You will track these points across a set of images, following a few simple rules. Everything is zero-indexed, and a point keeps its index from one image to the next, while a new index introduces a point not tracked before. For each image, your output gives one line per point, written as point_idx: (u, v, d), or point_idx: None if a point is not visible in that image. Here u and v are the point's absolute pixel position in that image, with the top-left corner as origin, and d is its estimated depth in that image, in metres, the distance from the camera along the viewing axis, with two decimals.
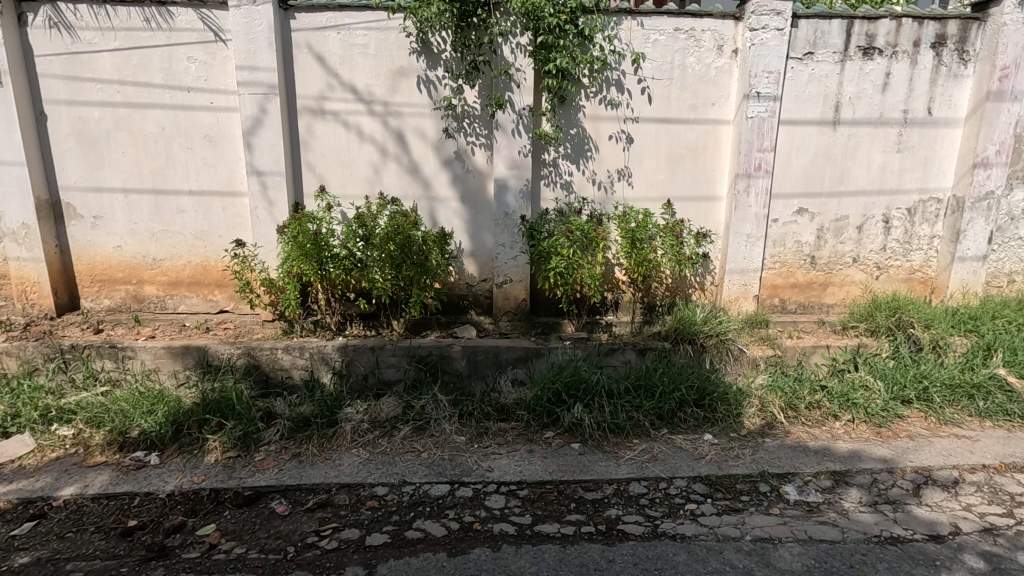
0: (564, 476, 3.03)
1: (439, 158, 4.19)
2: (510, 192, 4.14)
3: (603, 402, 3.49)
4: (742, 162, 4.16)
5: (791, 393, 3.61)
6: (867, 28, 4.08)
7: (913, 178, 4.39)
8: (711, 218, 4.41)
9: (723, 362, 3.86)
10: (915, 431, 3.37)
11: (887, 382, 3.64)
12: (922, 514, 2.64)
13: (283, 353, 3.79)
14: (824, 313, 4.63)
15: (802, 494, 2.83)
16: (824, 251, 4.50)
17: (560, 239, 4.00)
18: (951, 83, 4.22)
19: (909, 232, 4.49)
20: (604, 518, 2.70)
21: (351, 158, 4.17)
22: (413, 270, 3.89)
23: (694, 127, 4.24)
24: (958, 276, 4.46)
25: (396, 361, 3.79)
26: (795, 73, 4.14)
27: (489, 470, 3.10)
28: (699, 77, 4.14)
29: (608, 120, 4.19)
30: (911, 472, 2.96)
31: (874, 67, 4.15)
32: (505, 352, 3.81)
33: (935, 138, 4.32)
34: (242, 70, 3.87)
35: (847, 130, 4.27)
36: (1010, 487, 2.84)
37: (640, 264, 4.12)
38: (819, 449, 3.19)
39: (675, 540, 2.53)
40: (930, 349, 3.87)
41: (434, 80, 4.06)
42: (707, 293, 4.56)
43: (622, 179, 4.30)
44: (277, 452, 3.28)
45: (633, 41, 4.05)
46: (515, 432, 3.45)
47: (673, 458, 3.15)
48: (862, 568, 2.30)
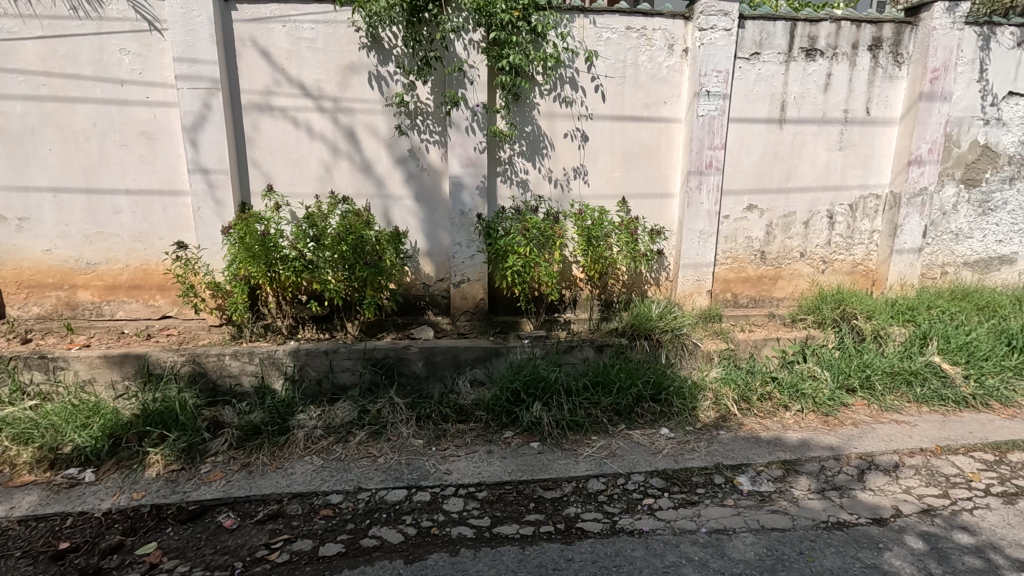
0: (523, 475, 3.01)
1: (392, 157, 4.10)
2: (465, 191, 4.09)
3: (561, 400, 3.49)
4: (693, 160, 4.23)
5: (743, 385, 3.69)
6: (809, 30, 4.21)
7: (854, 175, 4.57)
8: (665, 216, 4.48)
9: (678, 356, 3.93)
10: (859, 418, 3.50)
11: (833, 372, 3.77)
12: (866, 499, 2.74)
13: (231, 359, 3.63)
14: (774, 307, 4.79)
15: (754, 484, 2.89)
16: (772, 246, 4.63)
17: (517, 237, 3.97)
18: (887, 84, 4.41)
19: (851, 227, 4.68)
20: (563, 517, 2.70)
21: (300, 156, 4.03)
22: (366, 270, 3.78)
23: (647, 125, 4.29)
24: (897, 269, 4.68)
25: (350, 364, 3.69)
26: (742, 73, 4.24)
27: (447, 473, 3.05)
28: (651, 75, 4.19)
29: (562, 118, 4.19)
30: (855, 458, 3.08)
31: (816, 68, 4.29)
32: (464, 352, 3.76)
33: (874, 136, 4.51)
34: (181, 63, 3.68)
35: (793, 129, 4.40)
36: (945, 469, 2.98)
37: (596, 261, 4.14)
38: (770, 440, 3.27)
39: (633, 536, 2.55)
40: (872, 339, 4.03)
41: (385, 76, 3.97)
42: (663, 288, 4.62)
43: (578, 177, 4.31)
44: (225, 463, 3.14)
45: (585, 38, 4.06)
46: (474, 432, 3.41)
47: (631, 454, 3.17)
48: (811, 554, 2.37)
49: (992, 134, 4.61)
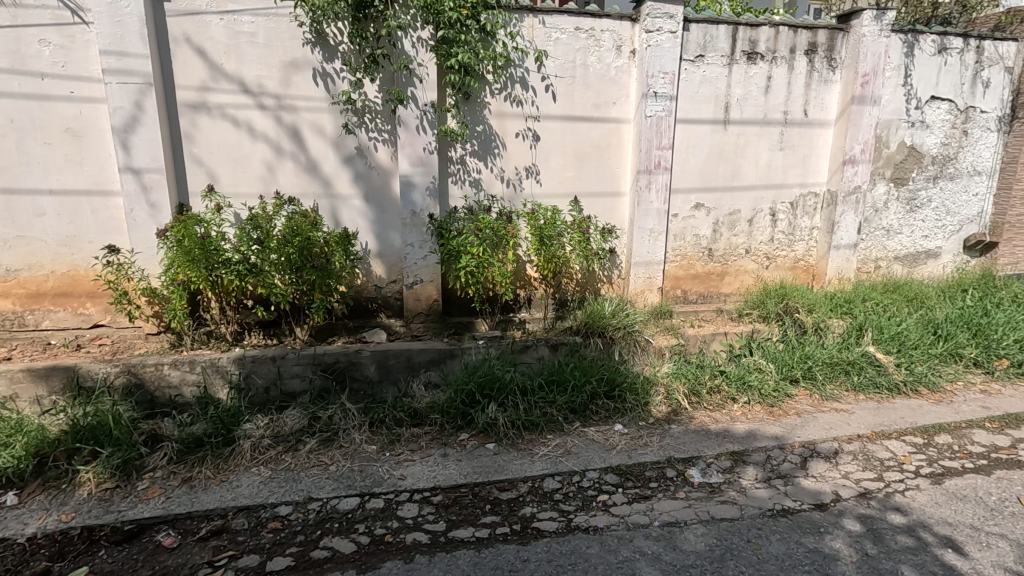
0: (479, 477, 2.98)
1: (339, 156, 4.00)
2: (416, 191, 4.03)
3: (517, 400, 3.48)
4: (642, 160, 4.31)
5: (693, 379, 3.78)
6: (750, 34, 4.36)
7: (795, 174, 4.76)
8: (616, 215, 4.55)
9: (631, 353, 4.00)
10: (802, 408, 3.64)
11: (777, 364, 3.91)
12: (809, 486, 2.86)
13: (170, 368, 3.45)
14: (722, 302, 4.94)
15: (705, 476, 2.96)
16: (719, 243, 4.77)
17: (469, 237, 3.94)
18: (822, 87, 4.61)
19: (793, 224, 4.88)
20: (519, 517, 2.69)
21: (242, 156, 3.87)
22: (314, 273, 3.66)
23: (597, 125, 4.34)
24: (835, 264, 4.90)
25: (300, 370, 3.58)
26: (688, 75, 4.34)
27: (401, 478, 2.99)
28: (600, 76, 4.24)
29: (513, 117, 4.18)
30: (799, 446, 3.20)
31: (757, 71, 4.45)
32: (418, 354, 3.71)
33: (812, 137, 4.71)
34: (108, 56, 3.47)
35: (736, 129, 4.55)
36: (880, 453, 3.13)
37: (550, 260, 4.15)
38: (719, 432, 3.37)
39: (589, 533, 2.57)
40: (813, 331, 4.21)
41: (331, 73, 3.87)
42: (616, 286, 4.69)
43: (530, 176, 4.31)
44: (164, 479, 2.97)
45: (535, 38, 4.07)
46: (428, 436, 3.36)
47: (586, 451, 3.20)
48: (758, 542, 2.44)
49: (917, 136, 4.89)
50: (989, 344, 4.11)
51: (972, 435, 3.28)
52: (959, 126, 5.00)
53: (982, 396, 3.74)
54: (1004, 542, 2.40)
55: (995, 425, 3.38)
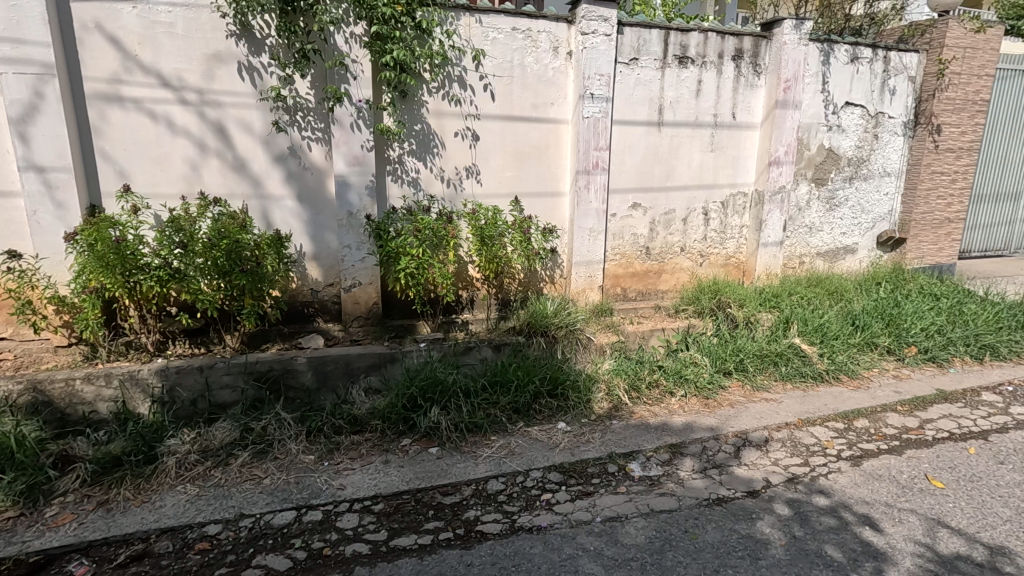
0: (422, 483, 2.93)
1: (269, 155, 3.83)
2: (353, 191, 3.91)
3: (460, 402, 3.44)
4: (581, 160, 4.37)
5: (633, 375, 3.87)
6: (681, 39, 4.50)
7: (725, 175, 4.97)
8: (556, 215, 4.59)
9: (573, 351, 4.05)
10: (735, 399, 3.79)
11: (711, 357, 4.06)
12: (741, 474, 2.98)
13: (83, 383, 3.20)
14: (660, 299, 5.08)
15: (645, 470, 3.03)
16: (656, 242, 4.90)
17: (408, 238, 3.86)
18: (749, 92, 4.83)
19: (724, 223, 5.09)
20: (463, 521, 2.66)
21: (162, 154, 3.64)
22: (243, 278, 3.48)
23: (536, 125, 4.36)
24: (763, 260, 5.14)
25: (230, 380, 3.39)
26: (623, 77, 4.44)
27: (340, 488, 2.89)
28: (538, 76, 4.26)
29: (452, 117, 4.14)
30: (732, 436, 3.33)
31: (688, 75, 4.60)
32: (357, 359, 3.60)
33: (740, 139, 4.92)
34: (2, 43, 3.16)
35: (670, 131, 4.69)
36: (806, 439, 3.30)
37: (491, 260, 4.13)
38: (658, 426, 3.45)
39: (532, 533, 2.56)
40: (744, 325, 4.41)
41: (258, 68, 3.69)
42: (558, 285, 4.73)
43: (470, 176, 4.28)
44: (77, 503, 2.75)
45: (472, 37, 4.04)
46: (369, 443, 3.27)
47: (530, 451, 3.20)
48: (694, 532, 2.52)
49: (835, 139, 5.21)
50: (901, 333, 4.39)
51: (886, 418, 3.52)
52: (871, 130, 5.36)
53: (895, 381, 4.02)
54: (914, 517, 2.58)
55: (906, 408, 3.63)
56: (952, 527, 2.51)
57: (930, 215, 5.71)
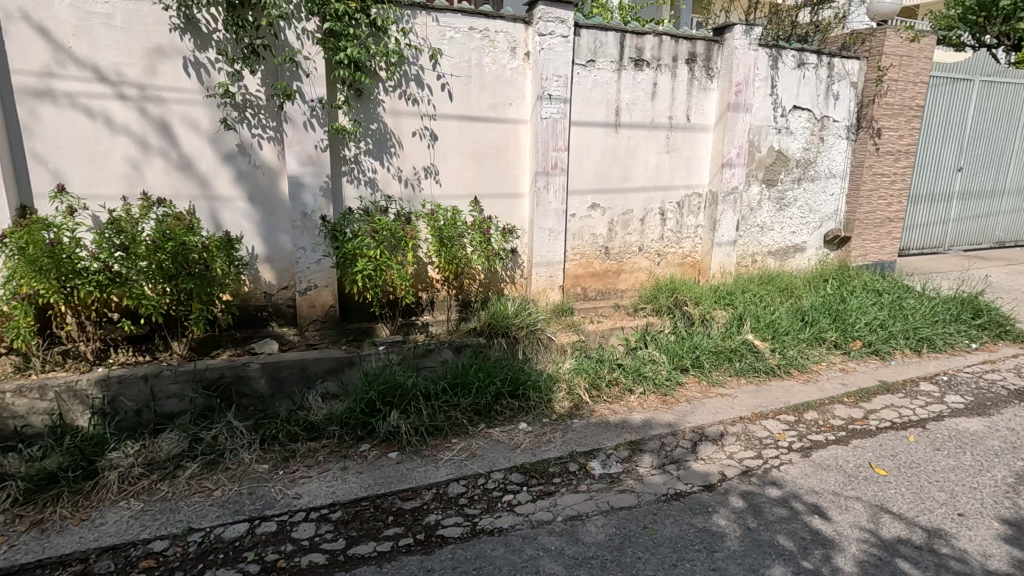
0: (381, 488, 2.87)
1: (217, 153, 3.69)
2: (307, 191, 3.81)
3: (420, 405, 3.40)
4: (540, 161, 4.38)
5: (594, 374, 3.90)
6: (636, 42, 4.58)
7: (680, 176, 5.08)
8: (516, 215, 4.59)
9: (534, 350, 4.06)
10: (692, 395, 3.87)
11: (669, 355, 4.14)
12: (698, 468, 3.04)
13: (14, 396, 3.01)
14: (619, 297, 5.15)
15: (605, 467, 3.06)
16: (615, 242, 4.97)
17: (365, 239, 3.78)
18: (702, 95, 4.95)
19: (680, 223, 5.20)
20: (423, 526, 2.62)
21: (100, 152, 3.46)
22: (190, 281, 3.33)
23: (495, 125, 4.35)
24: (717, 259, 5.28)
25: (177, 389, 3.25)
26: (580, 79, 4.47)
27: (296, 497, 2.81)
28: (495, 76, 4.26)
29: (409, 116, 4.08)
30: (689, 432, 3.40)
31: (644, 77, 4.68)
32: (313, 364, 3.51)
33: (694, 140, 5.04)
34: None
35: (627, 132, 4.76)
36: (759, 433, 3.40)
37: (451, 261, 4.09)
38: (617, 423, 3.49)
39: (493, 535, 2.55)
40: (700, 322, 4.52)
41: (205, 63, 3.55)
42: (518, 285, 4.74)
43: (428, 176, 4.23)
44: (7, 525, 2.58)
45: (429, 36, 4.00)
46: (327, 450, 3.19)
47: (491, 452, 3.19)
48: (653, 527, 2.55)
49: (783, 141, 5.40)
50: (846, 328, 4.58)
51: (834, 410, 3.67)
52: (817, 133, 5.58)
53: (841, 374, 4.19)
54: (859, 504, 2.69)
55: (852, 400, 3.79)
56: (894, 512, 2.62)
57: (872, 215, 5.98)
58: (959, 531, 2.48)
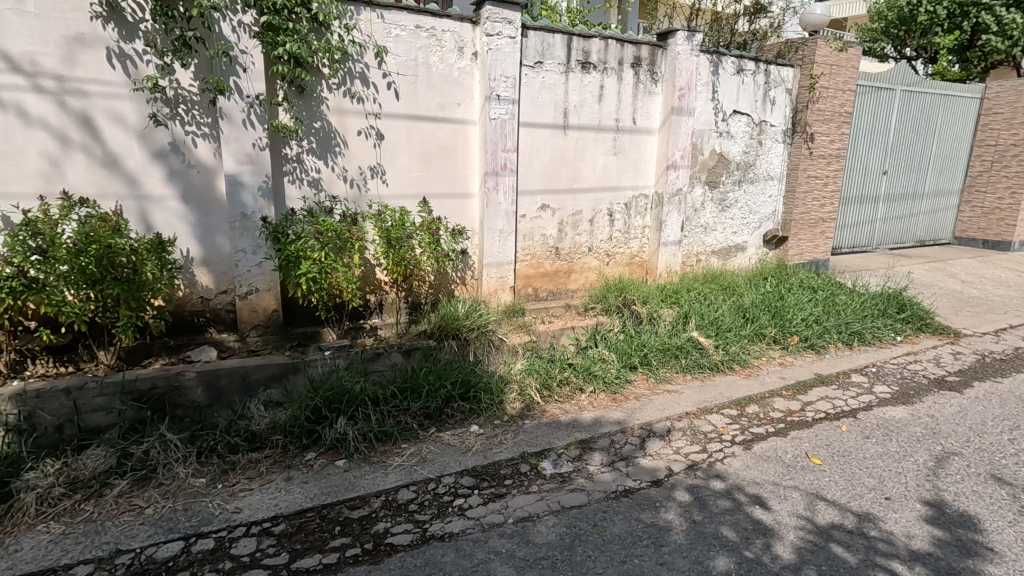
0: (327, 498, 2.78)
1: (146, 150, 3.48)
2: (246, 190, 3.65)
3: (368, 411, 3.31)
4: (489, 161, 4.37)
5: (545, 374, 3.92)
6: (583, 45, 4.63)
7: (628, 177, 5.18)
8: (465, 216, 4.55)
9: (485, 352, 4.04)
10: (640, 392, 3.95)
11: (618, 353, 4.21)
12: (646, 464, 3.10)
13: None
14: (570, 297, 5.20)
15: (556, 467, 3.08)
16: (565, 243, 5.01)
17: (309, 241, 3.66)
18: (647, 98, 5.06)
19: (627, 223, 5.30)
20: (371, 535, 2.55)
21: (12, 148, 3.19)
22: (117, 286, 3.11)
23: (442, 125, 4.30)
24: (664, 259, 5.41)
25: (104, 402, 3.04)
26: (528, 80, 4.49)
27: (236, 511, 2.68)
28: (442, 76, 4.21)
29: (354, 114, 3.98)
30: (637, 429, 3.46)
31: (591, 80, 4.74)
32: (255, 371, 3.36)
33: (640, 143, 5.15)
34: None
35: (575, 134, 4.81)
36: (703, 427, 3.50)
37: (399, 263, 4.02)
38: (568, 422, 3.52)
39: (444, 541, 2.51)
40: (648, 321, 4.62)
41: (131, 54, 3.36)
42: (469, 287, 4.70)
43: (375, 176, 4.14)
44: None
45: (373, 33, 3.91)
46: (269, 460, 3.07)
47: (442, 456, 3.14)
48: (603, 525, 2.58)
49: (725, 144, 5.59)
50: (784, 323, 4.79)
51: (773, 403, 3.82)
52: (755, 137, 5.81)
53: (780, 368, 4.37)
54: (796, 493, 2.81)
55: (789, 393, 3.96)
56: (828, 499, 2.75)
57: (807, 215, 6.28)
58: (886, 514, 2.63)
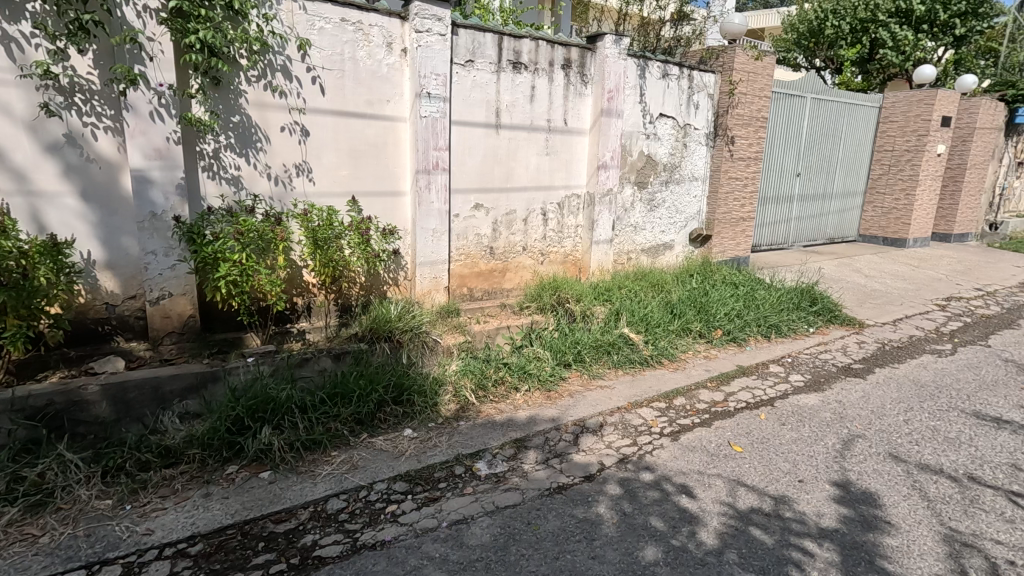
0: (250, 513, 2.63)
1: (38, 144, 3.18)
2: (156, 188, 3.40)
3: (295, 419, 3.17)
4: (420, 160, 4.29)
5: (479, 374, 3.90)
6: (513, 45, 4.65)
7: (560, 177, 5.25)
8: (397, 215, 4.46)
9: (419, 354, 3.97)
10: (574, 388, 4.01)
11: (552, 351, 4.25)
12: (579, 460, 3.16)
13: None
14: (505, 297, 5.21)
15: (491, 467, 3.07)
16: (499, 242, 5.01)
17: (228, 241, 3.46)
18: (577, 100, 5.15)
19: (561, 223, 5.38)
20: (298, 548, 2.44)
21: None
22: (4, 293, 2.79)
23: (372, 122, 4.19)
24: (596, 257, 5.53)
25: None
26: (459, 78, 4.45)
27: (147, 533, 2.49)
28: (371, 72, 4.10)
29: (276, 109, 3.80)
30: (571, 425, 3.51)
31: (522, 80, 4.76)
32: (168, 382, 3.15)
33: (572, 143, 5.24)
34: None
35: (508, 133, 4.82)
36: (634, 420, 3.60)
37: (328, 264, 3.88)
38: (503, 422, 3.52)
39: (375, 549, 2.44)
40: (582, 318, 4.71)
41: (17, 37, 3.04)
42: (402, 288, 4.61)
43: (301, 174, 3.97)
44: None
45: (296, 24, 3.75)
46: (186, 476, 2.87)
47: (373, 463, 3.06)
48: (537, 522, 2.60)
49: (652, 146, 5.78)
50: (709, 318, 5.00)
51: (699, 395, 3.99)
52: (681, 140, 6.05)
53: (706, 360, 4.57)
54: (719, 480, 2.94)
55: (714, 384, 4.15)
56: (748, 485, 2.90)
57: (729, 215, 6.61)
58: (799, 496, 2.80)
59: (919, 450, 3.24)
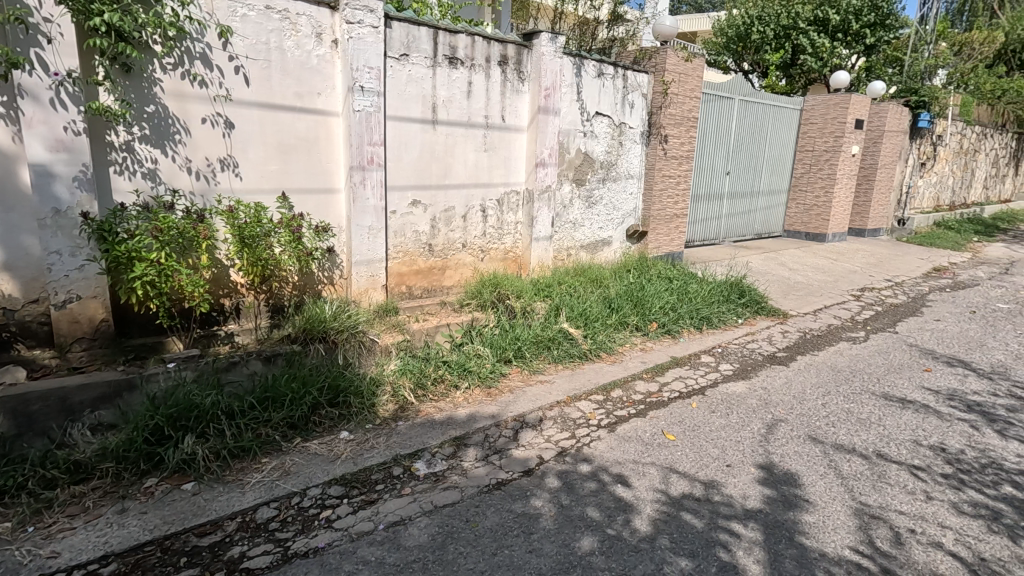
0: (171, 527, 2.49)
1: None
2: (59, 183, 3.14)
3: (222, 426, 3.02)
4: (354, 155, 4.18)
5: (418, 373, 3.84)
6: (449, 40, 4.60)
7: (499, 173, 5.25)
8: (331, 213, 4.32)
9: (356, 355, 3.87)
10: (514, 384, 4.03)
11: (492, 348, 4.25)
12: (518, 455, 3.17)
13: None
14: (445, 295, 5.16)
15: (429, 467, 3.03)
16: (438, 239, 4.96)
17: (145, 240, 3.24)
18: (515, 97, 5.16)
19: (500, 219, 5.38)
20: (224, 562, 2.33)
21: None
22: None
23: (302, 116, 4.04)
24: (536, 253, 5.58)
25: None
26: (394, 72, 4.37)
27: (53, 555, 2.31)
28: (300, 63, 3.96)
29: (196, 100, 3.60)
30: (511, 421, 3.52)
31: (458, 76, 4.72)
32: (77, 392, 2.92)
33: (510, 140, 5.25)
34: None
35: (444, 129, 4.77)
36: (573, 414, 3.65)
37: (256, 263, 3.72)
38: (442, 421, 3.48)
39: (308, 557, 2.36)
40: (522, 314, 4.74)
41: None
42: (337, 287, 4.47)
43: (226, 169, 3.78)
44: None
45: (216, 10, 3.57)
46: (98, 492, 2.68)
47: (307, 467, 2.95)
48: (475, 519, 2.59)
49: (589, 144, 5.88)
50: (645, 312, 5.16)
51: (635, 386, 4.10)
52: (617, 138, 6.19)
53: (642, 353, 4.70)
54: (653, 468, 3.03)
55: (649, 375, 4.28)
56: (680, 471, 3.00)
57: (664, 212, 6.83)
58: (727, 480, 2.93)
59: (835, 431, 3.47)
